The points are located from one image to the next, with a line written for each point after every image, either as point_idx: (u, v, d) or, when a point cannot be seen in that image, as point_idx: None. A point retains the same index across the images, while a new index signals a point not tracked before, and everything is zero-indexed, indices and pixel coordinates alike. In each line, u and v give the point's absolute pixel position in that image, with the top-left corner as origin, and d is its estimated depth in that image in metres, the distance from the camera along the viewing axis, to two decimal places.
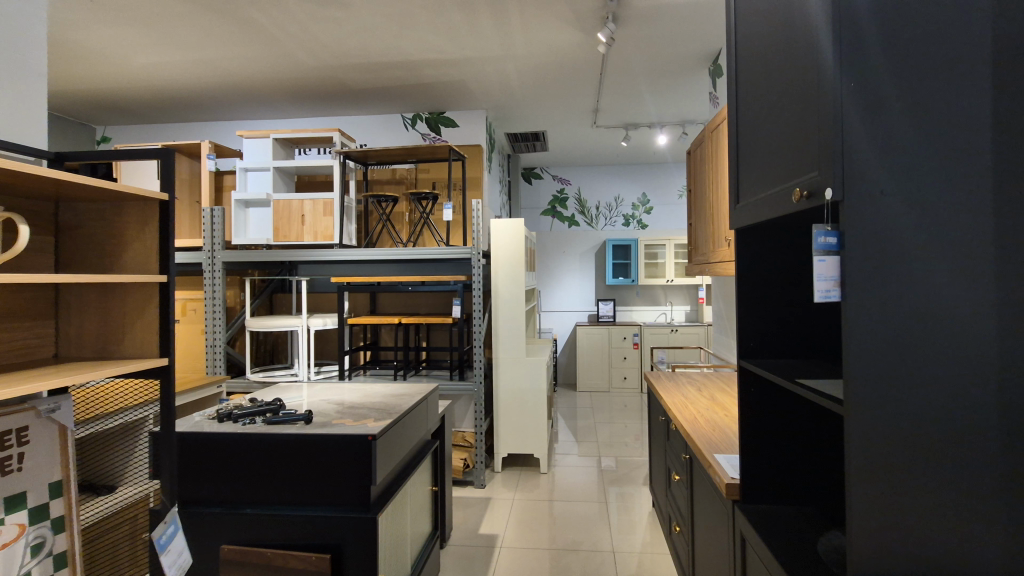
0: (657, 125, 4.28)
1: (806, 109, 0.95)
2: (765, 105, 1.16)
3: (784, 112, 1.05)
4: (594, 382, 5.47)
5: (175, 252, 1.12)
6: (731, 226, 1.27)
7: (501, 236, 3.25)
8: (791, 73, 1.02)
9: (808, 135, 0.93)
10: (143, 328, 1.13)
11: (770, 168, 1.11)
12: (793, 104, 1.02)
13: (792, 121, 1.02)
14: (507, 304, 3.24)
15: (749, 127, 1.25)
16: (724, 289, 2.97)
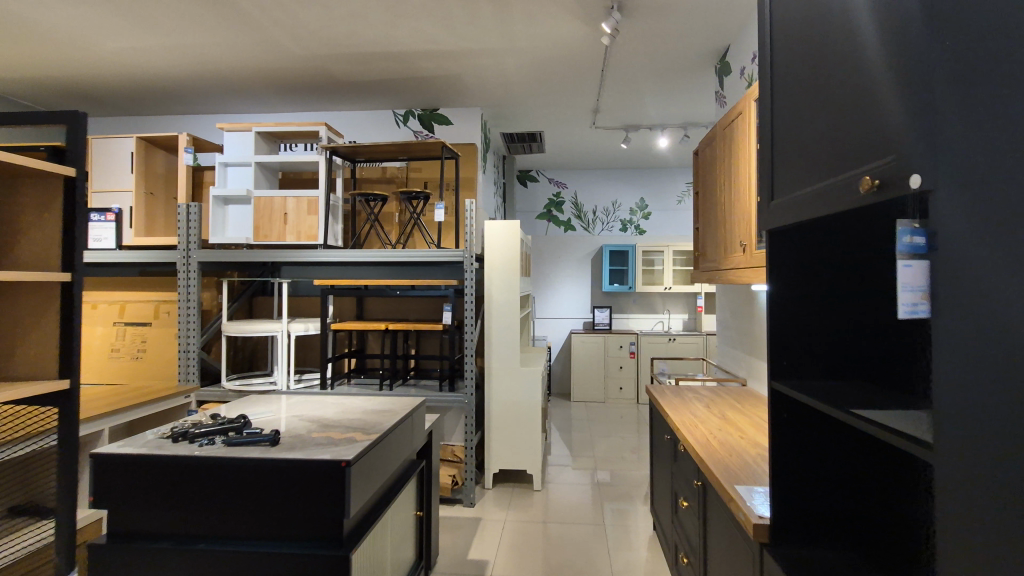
0: (658, 127, 4.15)
1: (864, 83, 0.78)
2: (806, 85, 0.99)
3: (834, 92, 0.89)
4: (589, 392, 5.30)
5: (80, 254, 1.25)
6: (764, 227, 1.11)
7: (495, 240, 3.08)
8: (846, 44, 0.85)
9: (872, 115, 0.76)
10: (33, 345, 1.25)
11: (816, 159, 0.95)
12: (846, 82, 0.86)
13: (846, 102, 0.85)
14: (500, 312, 3.06)
15: (784, 113, 1.09)
16: (730, 299, 2.82)
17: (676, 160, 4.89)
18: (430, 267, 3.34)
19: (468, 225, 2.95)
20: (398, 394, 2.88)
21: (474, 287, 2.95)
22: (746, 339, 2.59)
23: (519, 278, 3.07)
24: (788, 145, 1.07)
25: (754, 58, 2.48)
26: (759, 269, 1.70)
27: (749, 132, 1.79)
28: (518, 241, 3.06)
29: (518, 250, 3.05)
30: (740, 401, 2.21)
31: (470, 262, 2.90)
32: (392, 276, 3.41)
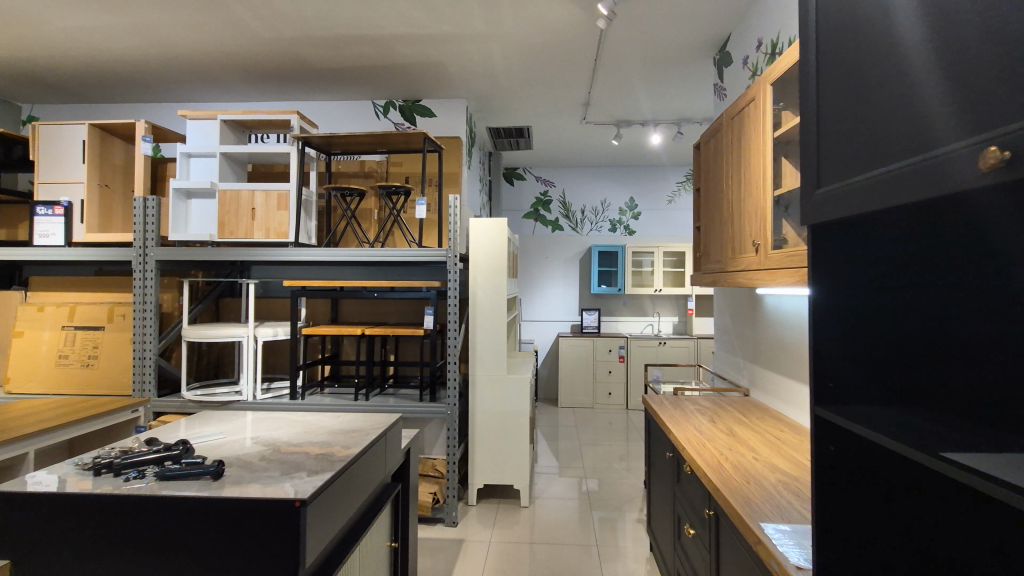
0: (651, 123, 3.99)
1: (987, 43, 0.62)
2: (874, 51, 0.82)
3: (921, 59, 0.73)
4: (577, 398, 5.13)
5: None
6: (807, 220, 0.94)
7: (481, 238, 2.88)
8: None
9: (998, 84, 0.61)
10: None
11: (888, 139, 0.78)
12: (943, 45, 0.70)
13: (942, 71, 0.69)
14: (486, 316, 2.86)
15: (831, 84, 0.92)
16: (730, 303, 2.66)
17: (668, 158, 4.74)
18: (411, 267, 3.13)
19: (452, 223, 2.75)
20: (376, 404, 2.67)
21: (458, 289, 2.74)
22: (747, 346, 2.43)
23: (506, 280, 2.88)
24: (836, 123, 0.90)
25: (758, 46, 2.32)
26: (774, 272, 1.53)
27: (763, 121, 1.61)
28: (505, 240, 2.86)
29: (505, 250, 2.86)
30: (746, 412, 2.06)
31: (453, 263, 2.70)
32: (370, 276, 3.20)
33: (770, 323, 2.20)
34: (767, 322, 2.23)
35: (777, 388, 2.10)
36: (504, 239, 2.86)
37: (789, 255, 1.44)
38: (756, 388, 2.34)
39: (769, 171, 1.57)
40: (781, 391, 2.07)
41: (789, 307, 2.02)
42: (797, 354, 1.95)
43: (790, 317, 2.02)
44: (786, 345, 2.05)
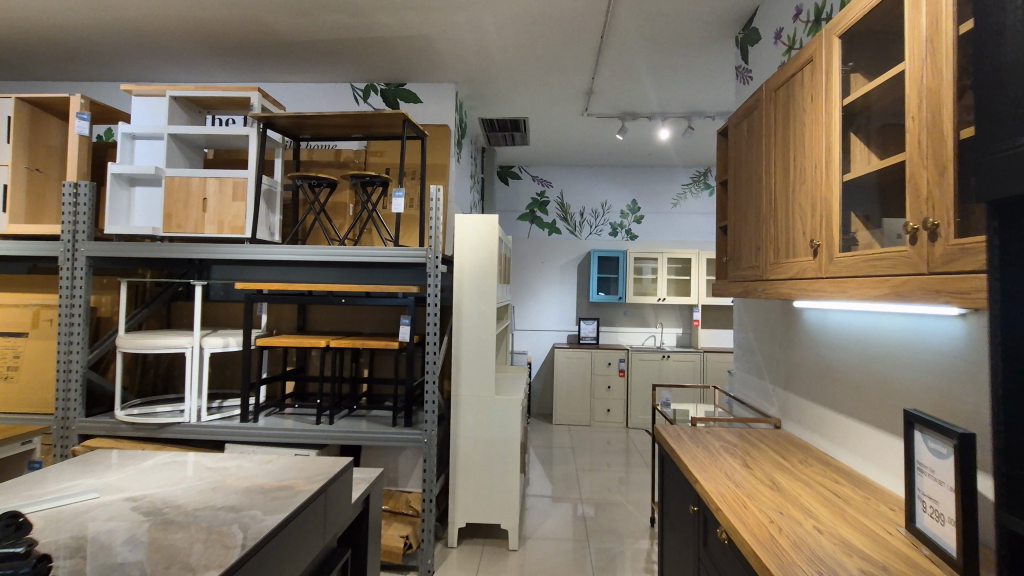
0: (659, 117, 3.64)
1: None
2: None
3: None
4: (574, 414, 4.74)
5: None
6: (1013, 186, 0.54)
7: (468, 237, 2.49)
8: None
9: None
10: None
11: None
12: None
13: None
14: (472, 327, 2.48)
15: None
16: (755, 316, 2.29)
17: (675, 157, 4.40)
18: (388, 270, 2.75)
19: (433, 218, 2.37)
20: (341, 430, 2.28)
21: (439, 295, 2.36)
22: (778, 367, 2.06)
23: (496, 286, 2.50)
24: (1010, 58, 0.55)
25: (796, 14, 1.97)
26: (842, 281, 1.16)
27: (824, 88, 1.25)
28: (495, 240, 2.48)
29: (495, 251, 2.48)
30: (783, 452, 1.68)
31: (434, 264, 2.32)
32: (342, 279, 2.82)
33: (809, 341, 1.84)
34: (805, 340, 1.86)
35: (820, 422, 1.73)
36: (494, 237, 2.48)
37: (869, 258, 1.07)
38: (789, 418, 1.96)
39: (835, 149, 1.21)
40: (825, 427, 1.70)
41: (837, 324, 1.66)
42: (850, 383, 1.58)
43: (839, 336, 1.65)
44: (833, 370, 1.68)
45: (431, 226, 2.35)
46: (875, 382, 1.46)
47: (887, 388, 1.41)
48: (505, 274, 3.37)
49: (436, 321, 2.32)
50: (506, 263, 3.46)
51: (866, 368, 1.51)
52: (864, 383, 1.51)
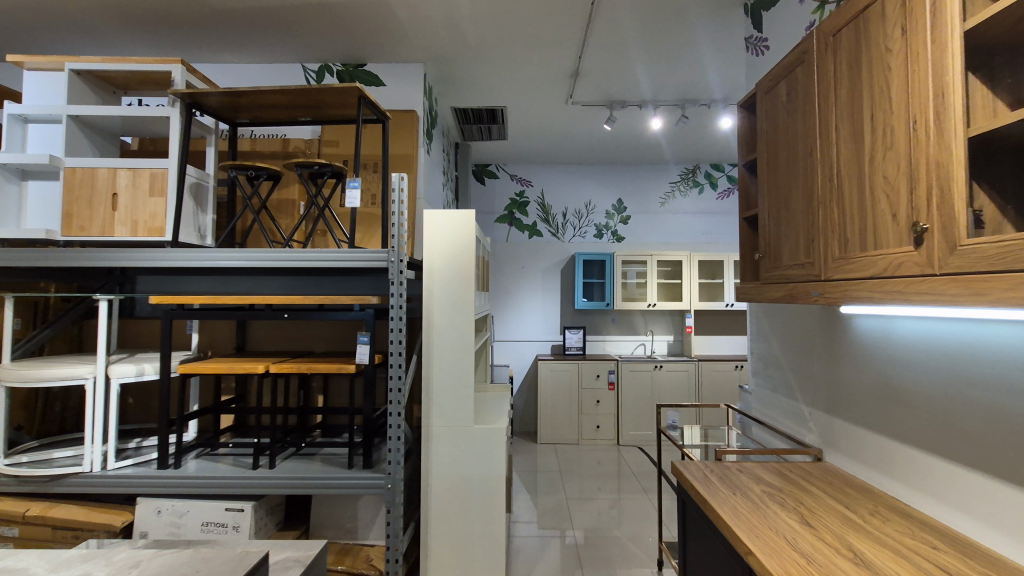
0: (650, 105, 3.31)
1: None
2: None
3: None
4: (560, 432, 4.35)
5: None
6: None
7: (440, 236, 2.10)
8: None
9: None
10: None
11: None
12: None
13: None
14: (446, 343, 2.08)
15: None
16: (780, 322, 1.94)
17: (665, 152, 4.09)
18: (345, 278, 2.33)
19: (395, 212, 1.94)
20: (286, 475, 1.84)
21: (404, 309, 1.94)
22: (818, 386, 1.71)
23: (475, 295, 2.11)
24: None
25: None
26: (974, 279, 0.80)
27: (924, 14, 0.90)
28: (472, 239, 2.09)
29: (472, 253, 2.09)
30: (846, 502, 1.32)
31: (398, 270, 1.90)
32: (290, 290, 2.38)
33: (868, 357, 1.49)
34: (859, 357, 1.53)
35: (894, 460, 1.38)
36: (471, 237, 2.09)
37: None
38: (838, 450, 1.61)
39: (949, 94, 0.85)
40: (901, 467, 1.35)
41: (912, 340, 1.32)
42: (942, 413, 1.23)
43: (921, 353, 1.31)
44: (911, 395, 1.33)
45: (393, 222, 1.93)
46: (987, 414, 1.11)
47: (1008, 425, 1.06)
48: (483, 280, 2.98)
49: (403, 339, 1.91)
50: (484, 270, 3.07)
51: (969, 395, 1.16)
52: (963, 416, 1.17)
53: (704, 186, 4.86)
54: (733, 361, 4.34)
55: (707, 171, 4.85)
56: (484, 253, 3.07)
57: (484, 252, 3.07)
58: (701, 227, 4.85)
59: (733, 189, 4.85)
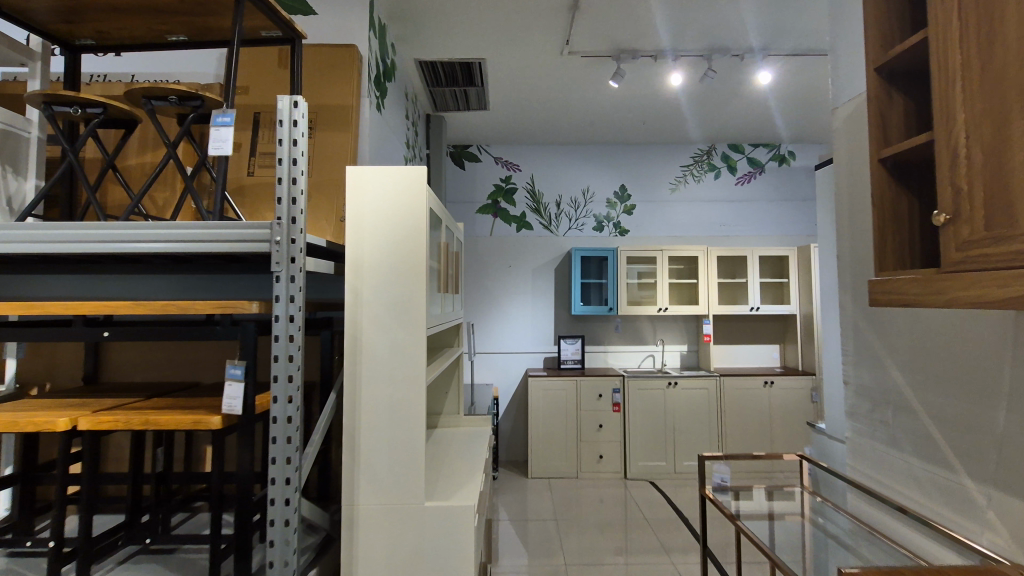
0: (668, 56, 2.60)
1: None
2: None
3: None
4: (554, 464, 3.61)
5: None
6: None
7: (373, 209, 1.35)
8: None
9: None
10: None
11: None
12: None
13: None
14: (383, 377, 1.33)
15: None
16: (905, 340, 1.25)
17: (682, 122, 3.39)
18: (241, 275, 1.59)
19: (282, 159, 1.12)
20: None
21: (291, 322, 1.12)
22: (999, 453, 1.00)
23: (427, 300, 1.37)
24: None
25: None
26: None
27: None
28: (424, 214, 1.35)
29: (424, 233, 1.35)
30: None
31: (288, 258, 1.12)
32: (163, 294, 1.63)
33: None
34: None
35: None
36: (423, 209, 1.35)
37: None
38: None
39: None
40: None
41: None
42: None
43: None
44: None
45: (280, 177, 1.13)
46: None
47: None
48: (452, 281, 2.23)
49: (301, 374, 1.13)
50: (454, 266, 2.32)
51: None
52: None
53: (721, 170, 4.17)
54: (761, 376, 3.64)
55: (724, 153, 4.17)
56: (454, 245, 2.33)
57: (454, 244, 2.33)
58: (719, 217, 4.15)
59: (754, 173, 4.17)
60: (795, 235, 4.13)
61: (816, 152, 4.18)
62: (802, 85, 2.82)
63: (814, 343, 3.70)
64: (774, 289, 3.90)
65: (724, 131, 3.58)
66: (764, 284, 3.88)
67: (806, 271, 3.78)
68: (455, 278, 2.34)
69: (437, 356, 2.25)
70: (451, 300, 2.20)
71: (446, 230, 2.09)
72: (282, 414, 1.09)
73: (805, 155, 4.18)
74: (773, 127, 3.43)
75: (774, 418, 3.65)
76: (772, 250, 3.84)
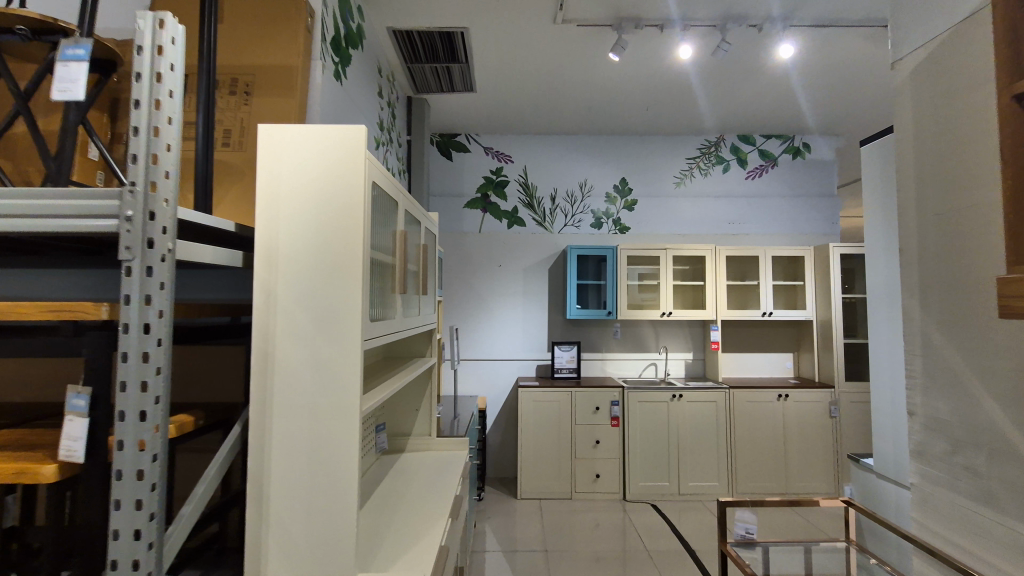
0: (677, 25, 2.28)
1: None
2: None
3: None
4: (546, 484, 3.27)
5: None
6: None
7: (296, 185, 1.02)
8: None
9: None
10: None
11: None
12: None
13: None
14: (303, 407, 0.99)
15: None
16: (1010, 366, 0.91)
17: (690, 105, 3.07)
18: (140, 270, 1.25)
19: (139, 94, 0.77)
20: None
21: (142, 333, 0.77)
22: None
23: (366, 306, 1.04)
24: None
25: None
26: None
27: None
28: (362, 191, 1.02)
29: (362, 217, 1.02)
30: None
31: (143, 242, 0.77)
32: None
33: None
34: None
35: None
36: (361, 183, 1.02)
37: None
38: None
39: None
40: None
41: None
42: None
43: None
44: None
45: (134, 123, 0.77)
46: None
47: None
48: (423, 280, 1.89)
49: (167, 410, 0.80)
50: (427, 262, 1.98)
51: None
52: None
53: (730, 163, 3.85)
54: (774, 389, 3.31)
55: (734, 144, 3.85)
56: (429, 239, 1.99)
57: (428, 237, 1.99)
58: (728, 214, 3.82)
59: (766, 167, 3.85)
60: (810, 235, 3.81)
61: (833, 144, 3.86)
62: (828, 61, 2.50)
63: (832, 352, 3.37)
64: (788, 293, 3.58)
65: (736, 117, 3.25)
66: (777, 287, 3.56)
67: (823, 273, 3.46)
68: (428, 277, 2.00)
69: (405, 367, 1.91)
70: (422, 302, 1.86)
71: (417, 220, 1.76)
72: (130, 470, 0.74)
73: (821, 148, 3.86)
74: (791, 112, 3.10)
75: (788, 435, 3.32)
76: (786, 250, 3.51)
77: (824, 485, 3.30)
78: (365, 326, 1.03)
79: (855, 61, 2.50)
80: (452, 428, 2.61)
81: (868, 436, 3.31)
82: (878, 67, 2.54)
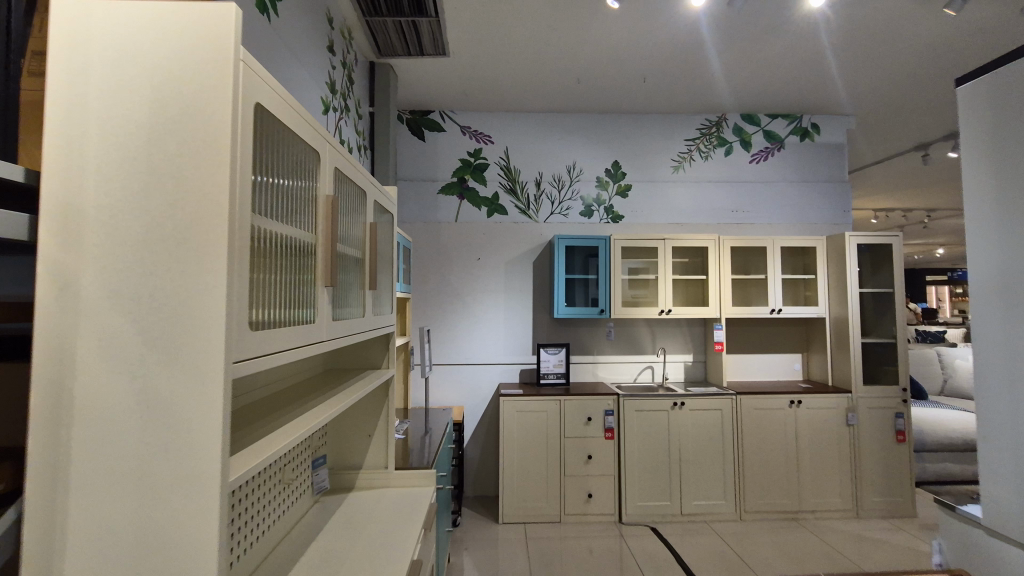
0: None
1: None
2: None
3: None
4: (531, 506, 2.87)
5: None
6: None
7: (117, 107, 0.61)
8: None
9: None
10: None
11: None
12: None
13: None
14: (116, 480, 0.59)
15: None
16: None
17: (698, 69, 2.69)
18: None
19: None
20: None
21: None
22: None
23: (238, 318, 0.63)
24: None
25: None
26: None
27: None
28: (230, 121, 0.61)
29: (230, 173, 0.61)
30: None
31: None
32: None
33: None
34: None
35: None
36: (231, 118, 0.61)
37: None
38: None
39: None
40: None
41: None
42: None
43: None
44: None
45: None
46: None
47: None
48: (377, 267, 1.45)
49: None
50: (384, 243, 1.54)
51: None
52: None
53: (733, 145, 3.49)
54: (786, 395, 2.97)
55: (737, 125, 3.50)
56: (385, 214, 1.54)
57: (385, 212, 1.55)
58: (730, 202, 3.47)
59: (771, 149, 3.50)
60: (820, 224, 3.48)
61: (844, 126, 3.53)
62: (864, 13, 2.15)
63: (849, 353, 3.03)
64: (797, 288, 3.24)
65: (747, 86, 2.89)
66: (786, 281, 3.22)
67: (838, 265, 3.12)
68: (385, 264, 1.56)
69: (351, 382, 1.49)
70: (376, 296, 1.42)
71: (368, 188, 1.31)
72: None
73: (830, 130, 3.53)
74: (812, 78, 2.75)
75: (801, 446, 2.97)
76: (797, 240, 3.17)
77: (840, 502, 2.96)
78: (238, 351, 0.64)
79: (894, 14, 2.15)
80: (421, 449, 2.20)
81: (887, 445, 2.98)
82: (920, 20, 2.19)
